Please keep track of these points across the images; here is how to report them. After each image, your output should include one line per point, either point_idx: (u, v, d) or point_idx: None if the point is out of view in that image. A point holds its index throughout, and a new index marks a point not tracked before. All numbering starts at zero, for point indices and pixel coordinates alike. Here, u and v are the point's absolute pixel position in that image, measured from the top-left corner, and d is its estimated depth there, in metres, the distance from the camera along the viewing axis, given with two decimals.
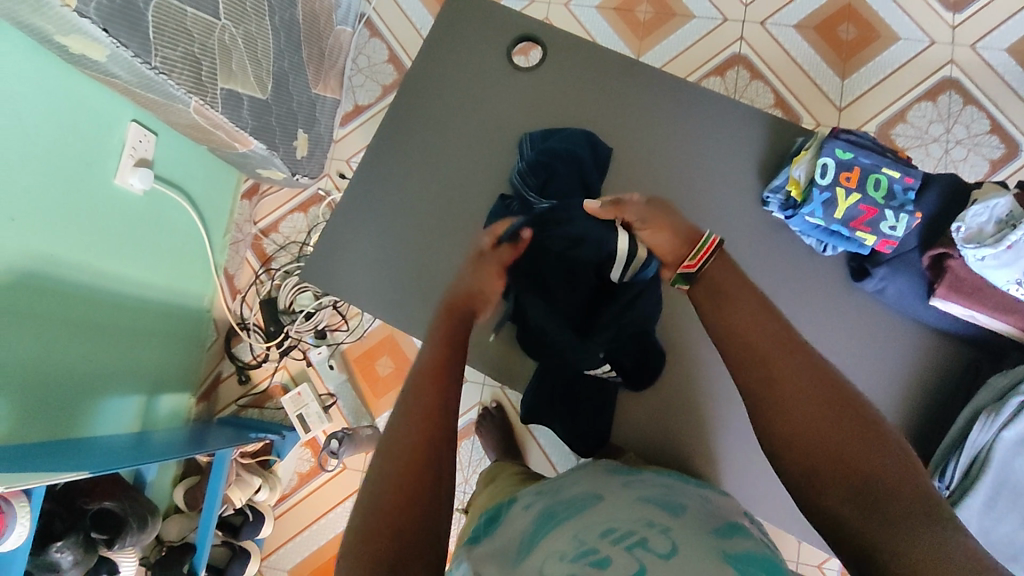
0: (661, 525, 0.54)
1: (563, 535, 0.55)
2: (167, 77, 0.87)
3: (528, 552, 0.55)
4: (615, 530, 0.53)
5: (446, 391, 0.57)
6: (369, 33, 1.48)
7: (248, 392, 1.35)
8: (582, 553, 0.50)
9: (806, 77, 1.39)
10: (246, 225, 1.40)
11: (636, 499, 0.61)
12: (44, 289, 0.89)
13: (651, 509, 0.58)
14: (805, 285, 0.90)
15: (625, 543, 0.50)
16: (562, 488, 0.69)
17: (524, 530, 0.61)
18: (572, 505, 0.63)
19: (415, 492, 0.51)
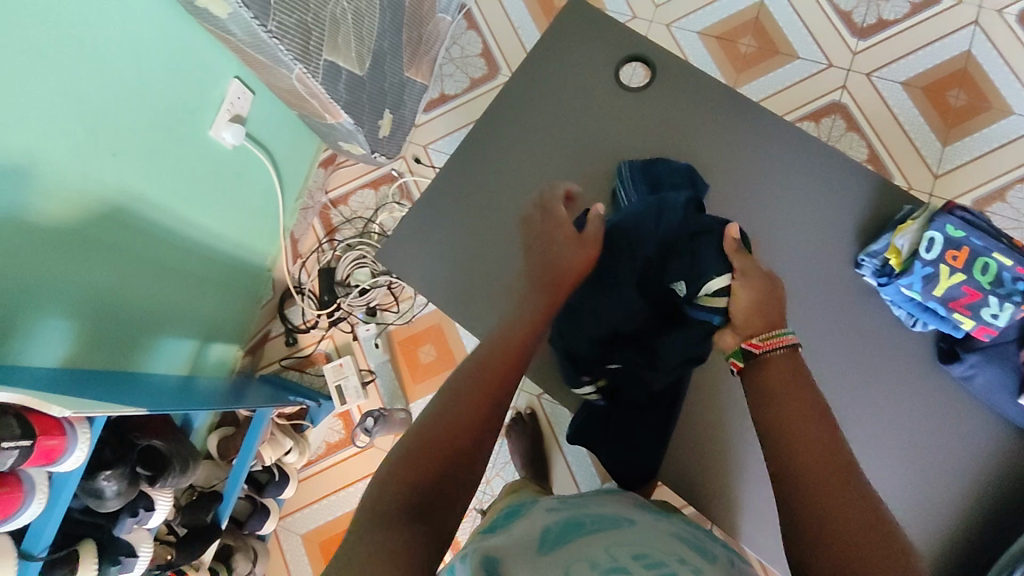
0: (694, 565, 0.53)
1: (594, 548, 0.55)
2: (278, 43, 0.89)
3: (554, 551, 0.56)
4: (648, 555, 0.53)
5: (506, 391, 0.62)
6: (466, 25, 1.49)
7: (292, 354, 1.38)
8: (613, 568, 0.50)
9: (906, 138, 1.33)
10: (318, 193, 1.43)
11: (669, 535, 0.60)
12: (128, 226, 0.92)
13: (684, 547, 0.57)
14: (881, 355, 0.86)
15: (656, 569, 0.50)
16: (587, 504, 0.70)
17: (548, 531, 0.62)
18: (601, 521, 0.63)
19: (442, 464, 0.56)
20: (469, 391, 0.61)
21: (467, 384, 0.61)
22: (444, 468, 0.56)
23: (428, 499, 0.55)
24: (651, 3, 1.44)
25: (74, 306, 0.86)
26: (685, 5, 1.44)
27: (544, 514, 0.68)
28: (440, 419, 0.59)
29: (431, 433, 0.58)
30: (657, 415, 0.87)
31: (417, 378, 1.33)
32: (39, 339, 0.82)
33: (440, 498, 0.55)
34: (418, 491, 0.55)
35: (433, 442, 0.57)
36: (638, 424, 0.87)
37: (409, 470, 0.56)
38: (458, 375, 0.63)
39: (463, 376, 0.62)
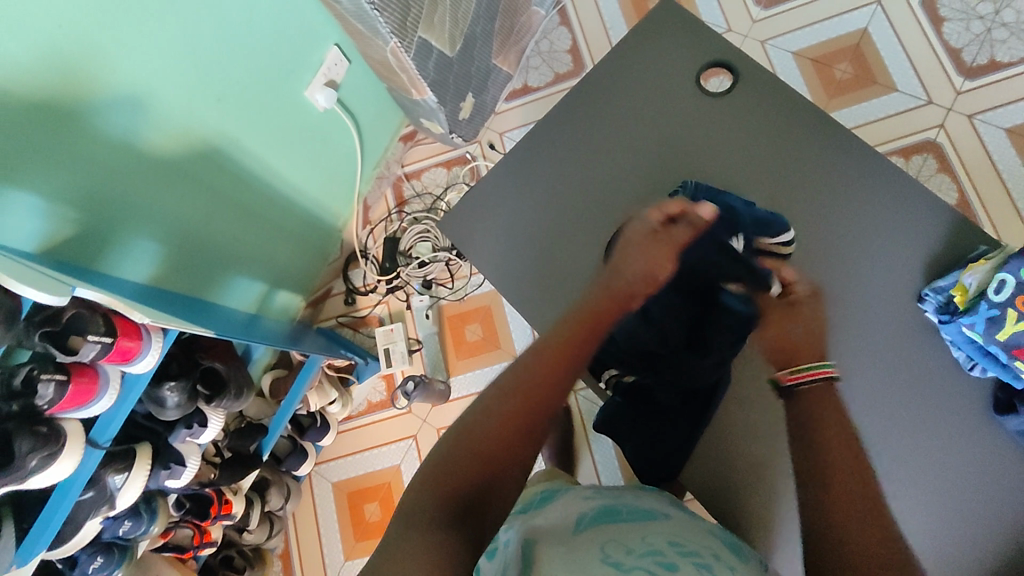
0: (727, 561, 0.53)
1: (629, 534, 0.57)
2: (378, 14, 0.95)
3: (590, 534, 0.58)
4: (683, 544, 0.55)
5: (536, 414, 0.58)
6: (559, 21, 1.52)
7: (349, 314, 1.45)
8: (651, 553, 0.52)
9: (1002, 186, 1.26)
10: (395, 165, 1.50)
11: (702, 530, 0.61)
12: (221, 167, 1.00)
13: (718, 543, 0.58)
14: (936, 400, 0.81)
15: (690, 559, 0.51)
16: (622, 497, 0.71)
17: (584, 517, 0.63)
18: (635, 512, 0.65)
19: (469, 483, 0.54)
20: (499, 413, 0.57)
21: (499, 400, 0.58)
22: (489, 475, 0.55)
23: (474, 503, 0.54)
24: (749, 18, 1.43)
25: (164, 231, 0.94)
26: (784, 23, 1.41)
27: (580, 501, 0.69)
28: (470, 434, 0.56)
29: (476, 436, 0.56)
30: (691, 419, 0.87)
31: (461, 354, 1.37)
32: (131, 255, 0.90)
33: (477, 517, 0.53)
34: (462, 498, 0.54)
35: (479, 450, 0.55)
36: (668, 423, 0.86)
37: (454, 473, 0.55)
38: (485, 396, 0.59)
39: (490, 399, 0.58)
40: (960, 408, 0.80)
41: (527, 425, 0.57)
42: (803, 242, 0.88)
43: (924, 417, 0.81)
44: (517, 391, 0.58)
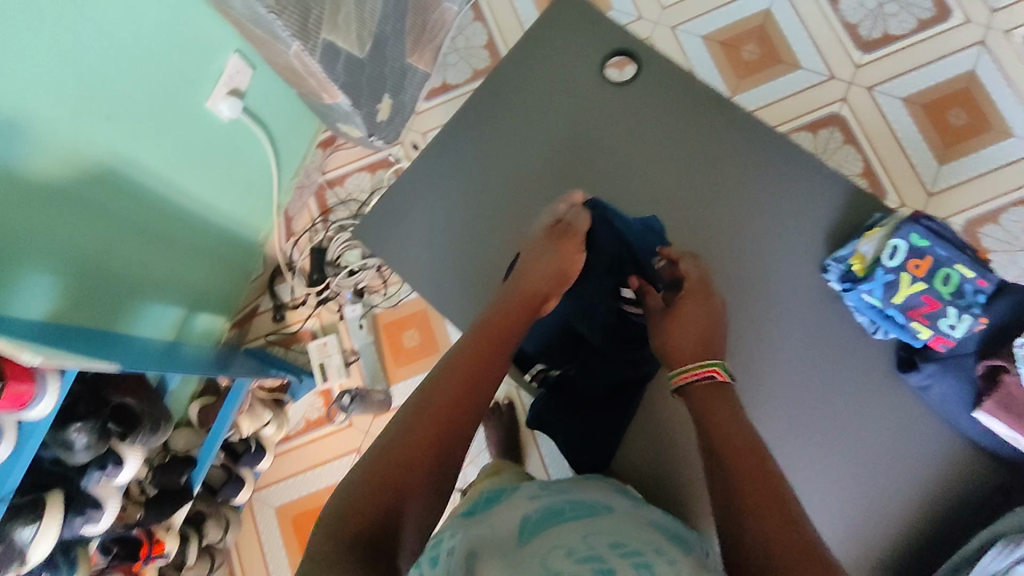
0: (669, 555, 0.51)
1: (570, 537, 0.54)
2: (275, 18, 0.91)
3: (533, 542, 0.54)
4: (624, 544, 0.52)
5: (461, 401, 0.62)
6: (473, 16, 1.51)
7: (279, 330, 1.40)
8: (589, 555, 0.48)
9: (902, 154, 1.33)
10: (315, 173, 1.45)
11: (643, 525, 0.58)
12: (117, 188, 0.94)
13: (659, 538, 0.56)
14: (855, 362, 0.83)
15: (631, 560, 0.48)
16: (569, 495, 0.67)
17: (527, 521, 0.59)
18: (579, 509, 0.62)
19: (388, 489, 0.55)
20: (418, 423, 0.60)
21: (416, 405, 0.61)
22: (408, 477, 0.57)
23: (391, 515, 0.54)
24: (658, 5, 1.45)
25: (60, 261, 0.88)
26: (692, 8, 1.44)
27: (526, 504, 0.65)
28: (390, 444, 0.59)
29: (393, 445, 0.58)
30: (618, 413, 0.87)
31: (400, 362, 1.34)
32: (23, 290, 0.84)
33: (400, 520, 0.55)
34: (382, 502, 0.55)
35: (399, 457, 0.57)
36: (595, 414, 0.87)
37: (373, 480, 0.56)
38: (407, 404, 0.62)
39: (412, 404, 0.62)
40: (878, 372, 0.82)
41: (449, 423, 0.61)
42: (718, 221, 0.90)
43: (843, 379, 0.83)
44: (440, 387, 0.63)
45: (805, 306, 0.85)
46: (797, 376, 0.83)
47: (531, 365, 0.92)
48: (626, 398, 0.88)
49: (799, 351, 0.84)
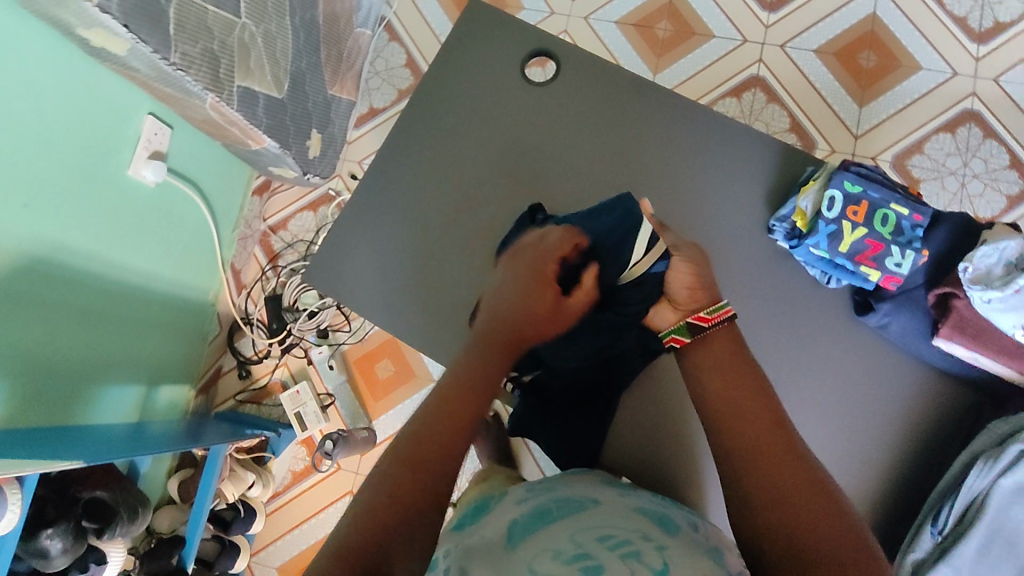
0: (658, 541, 0.53)
1: (558, 537, 0.54)
2: (184, 73, 0.88)
3: (521, 547, 0.54)
4: (611, 535, 0.53)
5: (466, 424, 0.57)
6: (388, 37, 1.49)
7: (247, 387, 1.37)
8: (578, 556, 0.50)
9: (824, 103, 1.38)
10: (256, 221, 1.42)
11: (630, 510, 0.59)
12: (49, 277, 0.89)
13: (645, 521, 0.56)
14: (819, 307, 0.81)
15: (620, 552, 0.50)
16: (553, 488, 0.66)
17: (512, 522, 0.59)
18: (566, 505, 0.60)
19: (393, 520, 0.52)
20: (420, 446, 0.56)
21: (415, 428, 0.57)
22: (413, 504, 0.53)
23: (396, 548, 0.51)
24: None
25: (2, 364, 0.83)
26: None
27: (512, 506, 0.63)
28: (393, 468, 0.54)
29: (394, 473, 0.54)
30: (597, 413, 0.88)
31: (377, 395, 1.32)
32: None
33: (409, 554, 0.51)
34: (389, 536, 0.51)
35: (399, 489, 0.53)
36: (572, 420, 0.86)
37: (374, 516, 0.51)
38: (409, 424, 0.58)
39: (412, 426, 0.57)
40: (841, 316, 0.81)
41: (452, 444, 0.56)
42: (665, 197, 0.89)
43: (812, 328, 0.81)
44: (442, 408, 0.58)
45: (765, 263, 0.84)
46: (773, 332, 0.81)
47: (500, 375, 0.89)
48: (606, 403, 0.88)
49: (766, 307, 0.82)
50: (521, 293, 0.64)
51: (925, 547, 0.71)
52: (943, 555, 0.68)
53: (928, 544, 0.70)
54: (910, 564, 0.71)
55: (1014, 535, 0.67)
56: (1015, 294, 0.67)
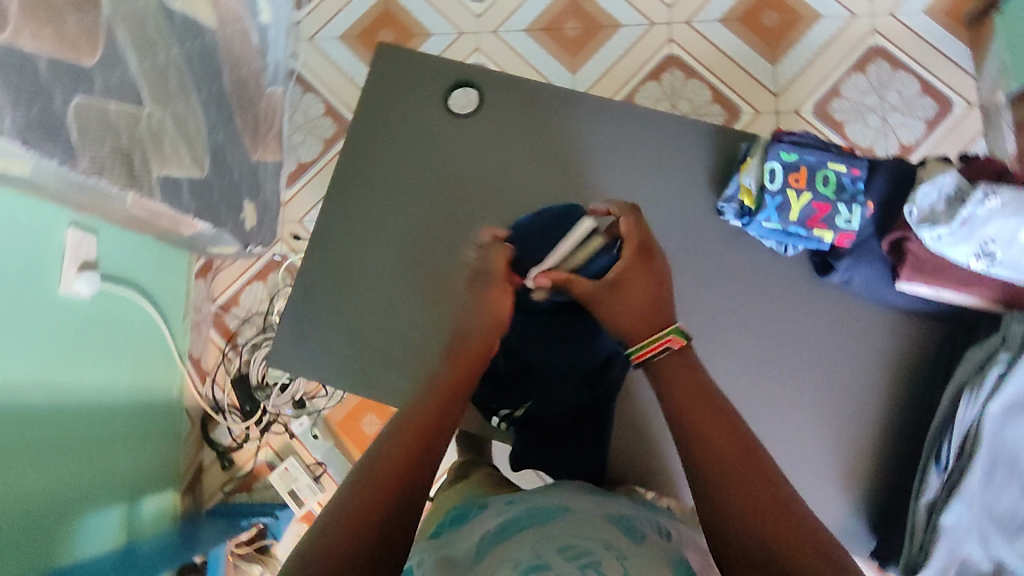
0: (622, 550, 0.50)
1: (520, 549, 0.52)
2: (99, 178, 0.83)
3: (484, 560, 0.52)
4: (573, 546, 0.50)
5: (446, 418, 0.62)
6: (301, 89, 1.46)
7: (233, 476, 1.32)
8: (534, 566, 0.47)
9: (739, 69, 1.41)
10: (205, 303, 1.37)
11: (603, 519, 0.57)
12: (2, 420, 0.84)
13: (614, 527, 0.55)
14: (784, 275, 0.82)
15: (578, 562, 0.47)
16: (533, 498, 0.64)
17: (486, 537, 0.58)
18: (537, 512, 0.59)
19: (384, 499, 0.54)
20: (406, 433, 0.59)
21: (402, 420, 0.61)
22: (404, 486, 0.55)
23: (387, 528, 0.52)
24: (472, 15, 1.46)
25: None
26: (504, 8, 1.46)
27: (490, 518, 0.62)
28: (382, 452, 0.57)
29: (371, 468, 0.55)
30: (585, 433, 0.84)
31: None
32: None
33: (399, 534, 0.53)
34: (371, 530, 0.51)
35: (387, 472, 0.55)
36: (557, 445, 0.83)
37: (363, 494, 0.53)
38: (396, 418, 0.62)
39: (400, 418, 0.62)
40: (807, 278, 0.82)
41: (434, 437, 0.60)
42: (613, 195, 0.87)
43: (782, 296, 0.82)
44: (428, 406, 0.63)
45: (724, 242, 0.83)
46: (743, 307, 0.82)
47: (491, 415, 0.88)
48: (597, 424, 0.85)
49: (733, 286, 0.83)
50: (476, 293, 0.74)
51: (934, 486, 0.71)
52: (953, 491, 0.69)
53: (937, 482, 0.71)
54: (925, 506, 0.71)
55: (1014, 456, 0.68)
56: (962, 227, 0.67)
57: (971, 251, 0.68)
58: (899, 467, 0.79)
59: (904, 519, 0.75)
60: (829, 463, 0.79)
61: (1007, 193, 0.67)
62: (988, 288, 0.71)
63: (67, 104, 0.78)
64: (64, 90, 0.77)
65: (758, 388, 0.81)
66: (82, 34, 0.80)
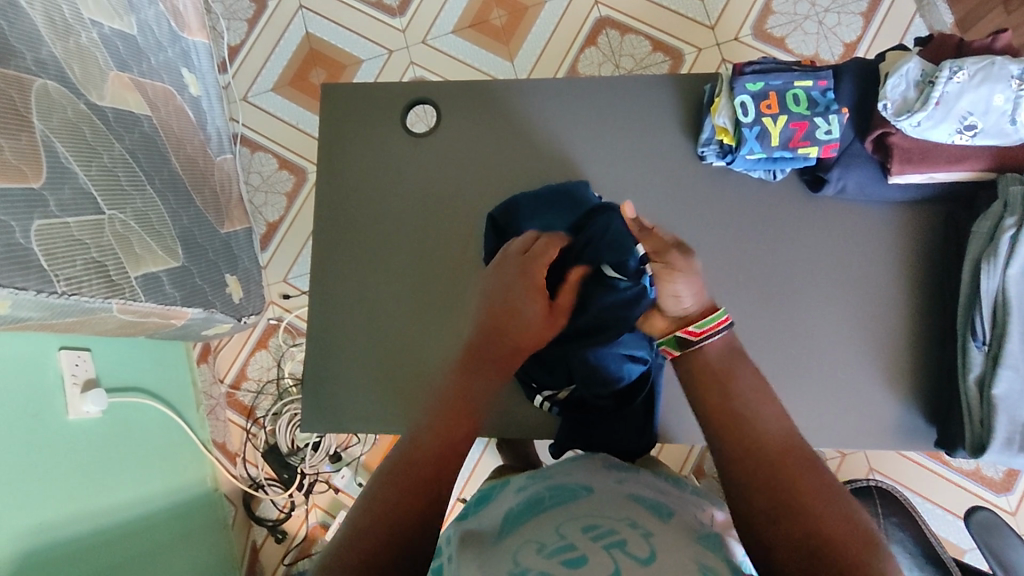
0: (647, 526, 0.49)
1: (544, 530, 0.50)
2: (79, 296, 0.83)
3: (509, 542, 0.50)
4: (598, 525, 0.48)
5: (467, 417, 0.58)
6: (249, 150, 1.43)
7: (290, 547, 1.31)
8: (560, 548, 0.45)
9: (670, 12, 1.40)
10: (214, 387, 1.34)
11: (623, 497, 0.55)
12: (48, 562, 0.83)
13: (636, 507, 0.53)
14: (777, 200, 0.82)
15: (603, 542, 0.45)
16: (554, 474, 0.62)
17: (509, 516, 0.55)
18: (560, 493, 0.56)
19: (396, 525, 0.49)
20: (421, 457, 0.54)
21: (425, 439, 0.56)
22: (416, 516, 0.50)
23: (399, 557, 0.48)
24: (397, 31, 1.45)
25: None
26: (426, 15, 1.45)
27: (512, 497, 0.60)
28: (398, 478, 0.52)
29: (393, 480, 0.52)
30: (632, 413, 0.77)
31: None
32: None
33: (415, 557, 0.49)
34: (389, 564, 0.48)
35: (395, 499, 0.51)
36: (602, 425, 0.76)
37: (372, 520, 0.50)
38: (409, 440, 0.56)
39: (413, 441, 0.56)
40: (800, 197, 0.82)
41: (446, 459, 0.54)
42: (591, 170, 0.86)
43: (780, 220, 0.82)
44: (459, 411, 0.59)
45: (710, 185, 0.83)
46: (745, 242, 0.82)
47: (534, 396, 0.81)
48: (641, 422, 0.77)
49: (731, 225, 0.82)
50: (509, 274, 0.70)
51: (978, 362, 0.71)
52: (997, 361, 0.69)
53: (980, 357, 0.71)
54: (974, 383, 0.72)
55: None
56: (937, 107, 0.67)
57: (953, 128, 0.68)
58: (936, 353, 0.79)
59: (955, 402, 0.75)
60: (869, 369, 0.79)
61: (970, 65, 0.67)
62: (976, 159, 0.70)
63: (28, 233, 0.76)
64: (21, 221, 0.76)
65: (782, 315, 0.80)
66: (23, 159, 0.78)
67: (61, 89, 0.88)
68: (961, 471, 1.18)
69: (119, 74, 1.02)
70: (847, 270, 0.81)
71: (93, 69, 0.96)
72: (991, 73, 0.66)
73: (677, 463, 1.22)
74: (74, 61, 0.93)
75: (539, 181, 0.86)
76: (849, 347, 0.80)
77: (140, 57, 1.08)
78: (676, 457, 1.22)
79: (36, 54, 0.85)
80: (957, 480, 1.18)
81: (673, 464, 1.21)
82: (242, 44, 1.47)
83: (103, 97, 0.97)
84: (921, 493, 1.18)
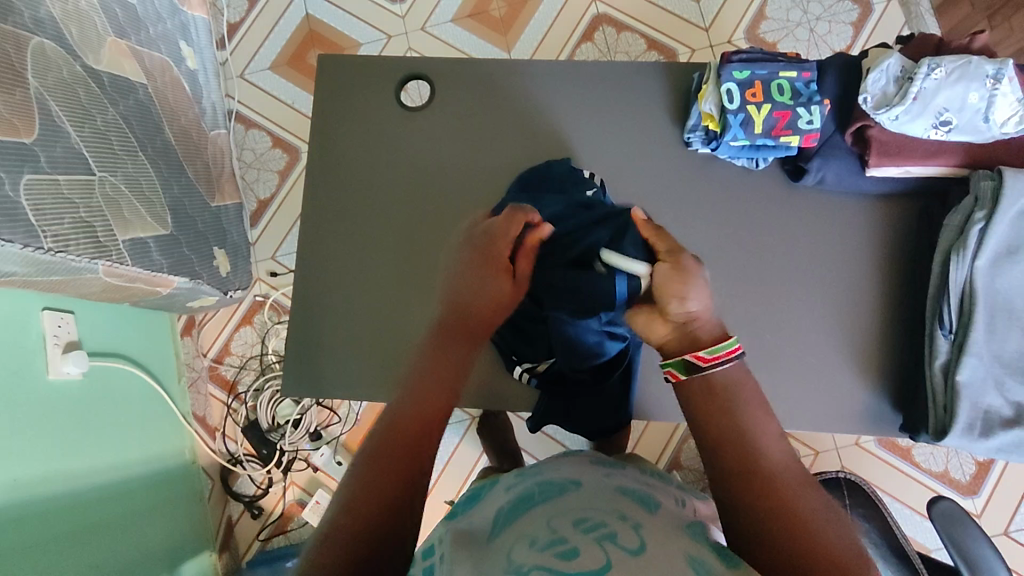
0: (634, 519, 0.49)
1: (534, 525, 0.50)
2: (66, 253, 0.83)
3: (502, 536, 0.50)
4: (588, 518, 0.49)
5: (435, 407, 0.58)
6: (244, 127, 1.44)
7: (266, 523, 1.31)
8: (553, 541, 0.46)
9: (666, 13, 1.42)
10: (197, 360, 1.35)
11: (611, 490, 0.56)
12: (23, 516, 0.83)
13: (623, 500, 0.54)
14: (759, 189, 0.84)
15: (594, 535, 0.46)
16: (543, 471, 0.63)
17: (500, 512, 0.56)
18: (549, 488, 0.57)
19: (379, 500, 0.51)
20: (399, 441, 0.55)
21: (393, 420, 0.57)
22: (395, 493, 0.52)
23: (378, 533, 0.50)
24: (397, 17, 1.46)
25: None
26: (427, 3, 1.46)
27: (501, 494, 0.61)
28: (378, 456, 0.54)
29: (380, 460, 0.54)
30: (610, 388, 0.80)
31: None
32: None
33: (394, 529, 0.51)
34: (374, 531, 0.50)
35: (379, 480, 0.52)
36: (582, 398, 0.80)
37: (361, 498, 0.51)
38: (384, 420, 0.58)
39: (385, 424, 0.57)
40: (782, 187, 0.84)
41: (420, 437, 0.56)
42: (580, 153, 0.87)
43: (760, 209, 0.84)
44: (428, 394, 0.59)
45: (695, 172, 0.85)
46: (727, 229, 0.84)
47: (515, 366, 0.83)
48: (619, 398, 0.81)
49: (713, 212, 0.84)
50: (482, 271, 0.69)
51: (944, 350, 0.73)
52: (963, 350, 0.71)
53: (946, 345, 0.73)
54: (940, 370, 0.74)
55: (1009, 302, 0.70)
56: (915, 102, 0.70)
57: (929, 123, 0.70)
58: (905, 344, 0.81)
59: (922, 390, 0.77)
60: (841, 357, 0.81)
61: (948, 62, 0.70)
62: (951, 155, 0.73)
63: (17, 186, 0.76)
64: (12, 174, 0.76)
65: (758, 301, 0.83)
66: (16, 113, 0.78)
67: (58, 49, 0.88)
68: (930, 471, 1.20)
69: (116, 40, 1.02)
70: (824, 260, 0.83)
71: (91, 33, 0.96)
72: (968, 72, 0.69)
73: (654, 452, 1.23)
74: (72, 23, 0.93)
75: (529, 161, 0.88)
76: (823, 336, 0.82)
77: (138, 25, 1.09)
78: (655, 447, 1.23)
79: (34, 13, 0.86)
80: (927, 481, 1.20)
81: (650, 453, 1.23)
82: (241, 21, 1.47)
83: (100, 62, 0.98)
84: (891, 492, 1.20)
